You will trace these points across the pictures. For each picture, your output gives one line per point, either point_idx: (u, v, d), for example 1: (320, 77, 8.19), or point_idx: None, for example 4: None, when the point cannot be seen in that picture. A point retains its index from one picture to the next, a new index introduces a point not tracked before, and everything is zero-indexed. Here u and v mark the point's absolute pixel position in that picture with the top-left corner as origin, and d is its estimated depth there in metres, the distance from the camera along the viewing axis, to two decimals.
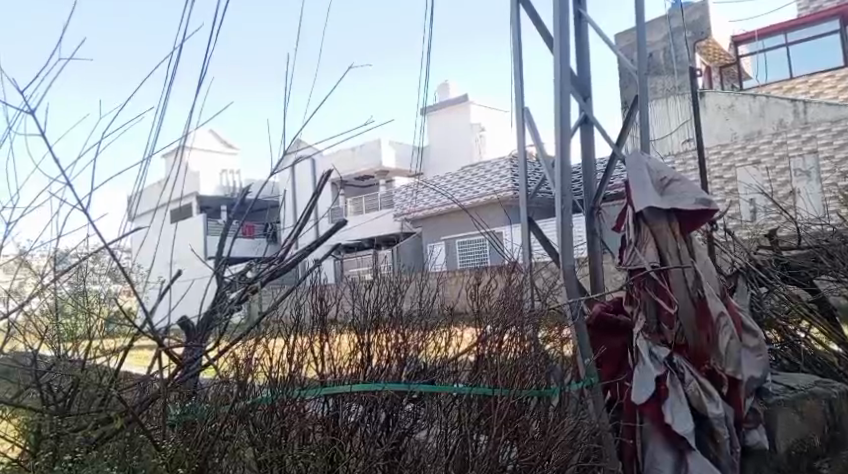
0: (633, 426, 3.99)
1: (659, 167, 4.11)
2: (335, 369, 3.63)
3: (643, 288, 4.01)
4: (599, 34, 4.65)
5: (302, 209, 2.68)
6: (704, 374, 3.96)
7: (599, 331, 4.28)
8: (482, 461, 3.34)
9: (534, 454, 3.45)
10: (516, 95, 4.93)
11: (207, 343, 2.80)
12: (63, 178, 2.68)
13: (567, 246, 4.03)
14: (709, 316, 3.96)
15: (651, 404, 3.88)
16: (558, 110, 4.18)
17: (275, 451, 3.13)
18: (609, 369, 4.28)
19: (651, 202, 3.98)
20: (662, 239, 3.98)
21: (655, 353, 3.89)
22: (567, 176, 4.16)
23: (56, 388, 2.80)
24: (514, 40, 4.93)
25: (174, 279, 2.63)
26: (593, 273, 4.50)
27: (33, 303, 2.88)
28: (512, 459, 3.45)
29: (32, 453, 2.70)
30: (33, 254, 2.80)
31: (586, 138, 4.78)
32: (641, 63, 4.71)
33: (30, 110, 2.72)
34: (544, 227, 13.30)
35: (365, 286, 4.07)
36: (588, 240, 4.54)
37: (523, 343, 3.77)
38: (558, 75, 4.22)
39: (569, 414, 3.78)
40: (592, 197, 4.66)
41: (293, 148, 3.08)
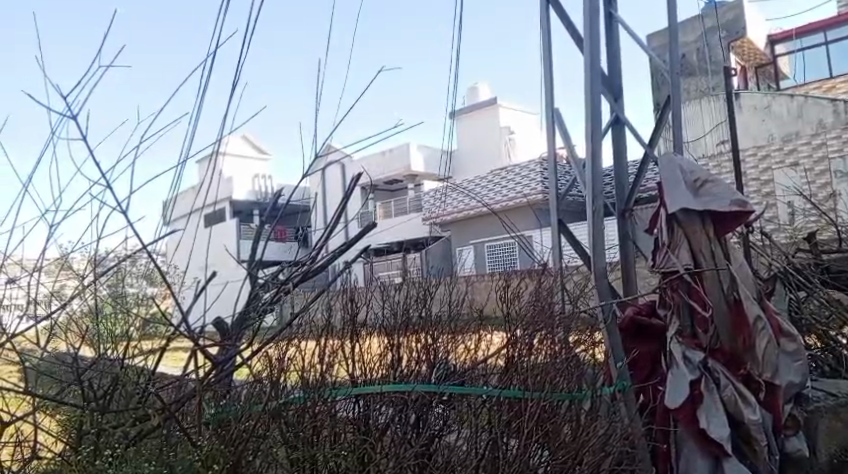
0: (667, 431, 3.96)
1: (692, 168, 4.07)
2: (365, 368, 3.74)
3: (676, 291, 4.01)
4: (630, 34, 4.65)
5: (333, 213, 2.74)
6: (741, 379, 3.91)
7: (630, 335, 4.30)
8: (513, 463, 3.35)
9: (566, 457, 3.42)
10: (546, 97, 4.95)
11: (242, 345, 2.85)
12: (104, 181, 2.77)
13: (599, 246, 4.02)
14: (746, 319, 3.89)
15: (686, 409, 3.84)
16: (588, 111, 4.19)
17: (308, 450, 3.25)
18: (643, 371, 4.26)
19: (684, 203, 3.97)
20: (695, 240, 3.97)
21: (690, 357, 3.89)
22: (598, 179, 4.16)
23: (97, 385, 2.88)
24: (543, 41, 4.94)
25: (208, 280, 2.70)
26: (625, 275, 4.54)
27: (75, 303, 2.95)
28: (544, 462, 3.42)
29: (75, 448, 2.80)
30: (73, 256, 2.88)
31: (617, 140, 4.78)
32: (673, 63, 4.69)
33: (72, 115, 2.82)
34: (576, 229, 13.26)
35: (395, 288, 4.25)
36: (620, 243, 4.53)
37: (553, 346, 3.74)
38: (588, 75, 4.23)
39: (600, 417, 3.74)
40: (624, 199, 4.64)
41: (324, 152, 3.14)
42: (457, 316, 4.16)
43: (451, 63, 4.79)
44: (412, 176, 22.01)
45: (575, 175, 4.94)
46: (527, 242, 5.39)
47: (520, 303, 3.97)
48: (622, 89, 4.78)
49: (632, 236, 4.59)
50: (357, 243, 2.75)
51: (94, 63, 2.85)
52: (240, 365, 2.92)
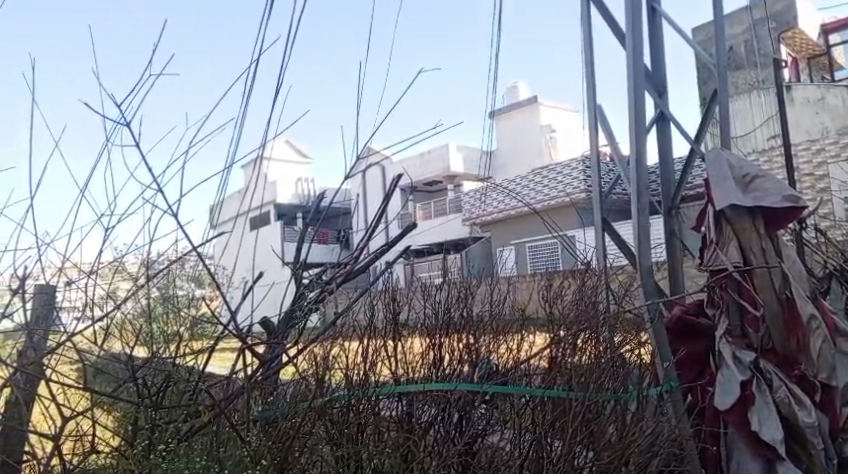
0: (717, 432, 3.93)
1: (741, 164, 4.06)
2: (407, 365, 3.82)
3: (725, 290, 3.96)
4: (675, 28, 4.62)
5: (373, 215, 2.79)
6: (795, 380, 3.84)
7: (677, 334, 4.25)
8: (559, 463, 3.30)
9: (611, 457, 3.37)
10: (588, 94, 4.94)
11: (288, 343, 2.94)
12: (155, 185, 2.88)
13: (645, 243, 3.96)
14: (799, 319, 3.83)
15: (736, 410, 3.81)
16: (632, 106, 4.14)
17: (352, 447, 3.30)
18: (691, 371, 4.21)
19: (733, 199, 3.91)
20: (745, 238, 3.91)
21: (740, 357, 3.83)
22: (643, 175, 4.08)
23: (150, 382, 3.00)
24: (585, 39, 4.94)
25: (254, 281, 2.79)
26: (672, 276, 4.48)
27: (129, 303, 3.06)
28: (589, 462, 3.38)
29: (130, 443, 2.91)
30: (126, 259, 3.02)
31: (662, 136, 4.73)
32: (720, 57, 4.64)
33: (126, 122, 2.95)
34: (619, 228, 13.10)
35: (436, 287, 4.42)
36: (666, 242, 4.48)
37: (598, 346, 3.72)
38: (632, 71, 4.18)
39: (646, 417, 3.71)
40: (670, 197, 4.57)
41: (365, 154, 3.21)
42: (498, 316, 4.22)
43: (492, 63, 4.78)
44: (453, 177, 22.03)
45: (619, 173, 4.91)
46: (570, 241, 5.38)
47: (561, 305, 4.02)
48: (666, 84, 4.73)
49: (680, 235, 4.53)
50: (398, 243, 2.80)
51: (146, 70, 2.98)
52: (285, 363, 3.01)
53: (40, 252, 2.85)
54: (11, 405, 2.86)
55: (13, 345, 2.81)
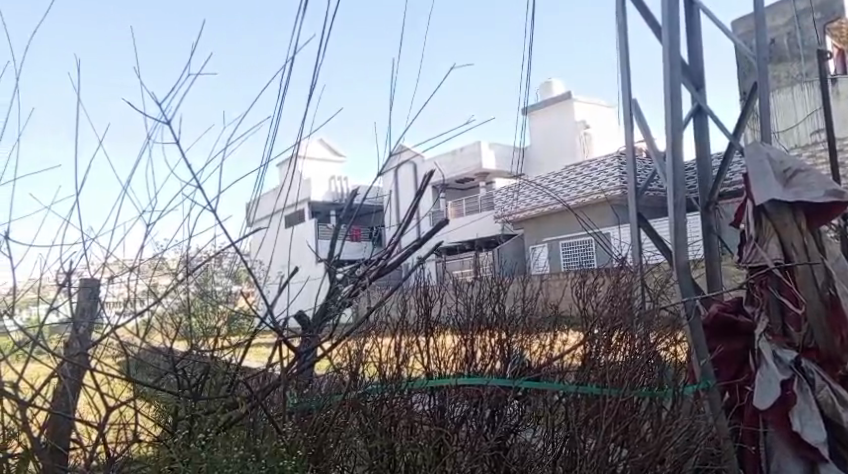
0: (755, 431, 3.92)
1: (782, 159, 3.92)
2: (438, 360, 3.87)
3: (765, 287, 3.91)
4: (715, 23, 4.58)
5: (405, 211, 2.84)
6: (838, 380, 3.81)
7: (714, 331, 4.17)
8: (591, 459, 3.33)
9: (646, 456, 3.39)
10: (623, 88, 4.90)
11: (322, 337, 3.00)
12: (194, 182, 2.95)
13: (681, 240, 3.83)
14: (844, 317, 3.77)
15: (777, 411, 3.75)
16: (668, 98, 4.00)
17: (386, 439, 3.31)
18: (729, 370, 4.15)
19: (772, 194, 3.83)
20: (787, 235, 3.83)
21: (781, 356, 3.79)
22: (679, 170, 3.95)
23: (189, 374, 3.07)
24: (620, 35, 4.91)
25: (288, 276, 2.92)
26: (710, 272, 4.44)
27: (167, 299, 3.13)
28: (623, 459, 3.42)
29: (171, 432, 3.04)
30: (167, 253, 3.11)
31: (700, 131, 4.68)
32: (760, 50, 4.56)
33: (166, 120, 3.03)
34: (655, 225, 12.94)
35: (469, 284, 4.55)
36: (704, 240, 4.42)
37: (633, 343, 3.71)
38: (668, 65, 4.03)
39: (682, 415, 3.68)
40: (708, 193, 4.43)
41: (397, 151, 3.26)
42: (531, 314, 4.25)
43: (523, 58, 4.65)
44: (486, 174, 21.99)
45: (655, 169, 4.85)
46: (605, 239, 5.35)
47: (596, 302, 4.02)
48: (704, 77, 4.65)
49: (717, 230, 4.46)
50: (430, 239, 2.84)
51: (185, 69, 3.06)
52: (319, 357, 3.07)
53: (85, 248, 3.01)
54: (59, 395, 2.96)
55: (59, 338, 2.92)
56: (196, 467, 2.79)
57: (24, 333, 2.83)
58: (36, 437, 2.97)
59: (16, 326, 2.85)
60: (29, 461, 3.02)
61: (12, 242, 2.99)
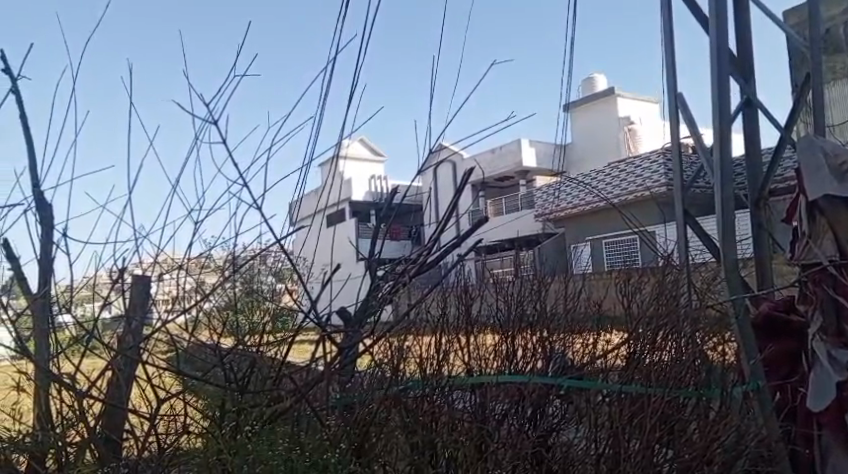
0: (809, 434, 3.84)
1: (837, 151, 3.77)
2: (480, 358, 3.99)
3: (819, 285, 3.75)
4: (766, 14, 4.51)
5: (445, 210, 2.88)
6: None
7: (764, 332, 4.06)
8: (637, 458, 3.36)
9: (692, 456, 3.41)
10: (669, 82, 4.82)
11: (363, 333, 3.05)
12: (240, 180, 3.05)
13: (729, 238, 3.64)
14: None
15: (832, 413, 3.70)
16: (716, 90, 3.83)
17: (427, 435, 3.41)
18: (780, 371, 4.09)
19: (827, 189, 3.72)
20: (842, 231, 3.67)
21: (836, 357, 3.67)
22: (728, 165, 3.73)
23: (236, 368, 3.10)
24: (666, 27, 4.82)
25: (330, 273, 3.02)
26: (760, 271, 4.29)
27: (214, 297, 3.21)
28: (669, 459, 3.42)
29: (218, 424, 3.08)
30: (214, 250, 3.25)
31: (750, 123, 4.56)
32: (814, 40, 4.44)
33: (213, 120, 3.13)
34: (702, 221, 12.68)
35: (509, 283, 4.53)
36: (754, 238, 4.24)
37: (680, 346, 3.67)
38: (714, 54, 3.85)
39: (733, 416, 3.62)
40: (758, 190, 4.31)
41: (437, 148, 3.31)
42: (573, 313, 4.26)
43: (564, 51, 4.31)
44: (528, 172, 21.88)
45: (702, 164, 4.76)
46: (650, 236, 5.27)
47: (640, 301, 4.00)
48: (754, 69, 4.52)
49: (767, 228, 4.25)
50: (469, 237, 2.87)
51: (233, 72, 3.19)
52: (359, 353, 3.12)
53: (137, 245, 3.14)
54: (113, 387, 3.10)
55: (111, 334, 3.06)
56: (244, 457, 2.94)
57: (80, 328, 3.00)
58: (93, 426, 3.14)
59: (74, 321, 3.00)
60: (86, 450, 3.17)
61: (69, 240, 3.15)
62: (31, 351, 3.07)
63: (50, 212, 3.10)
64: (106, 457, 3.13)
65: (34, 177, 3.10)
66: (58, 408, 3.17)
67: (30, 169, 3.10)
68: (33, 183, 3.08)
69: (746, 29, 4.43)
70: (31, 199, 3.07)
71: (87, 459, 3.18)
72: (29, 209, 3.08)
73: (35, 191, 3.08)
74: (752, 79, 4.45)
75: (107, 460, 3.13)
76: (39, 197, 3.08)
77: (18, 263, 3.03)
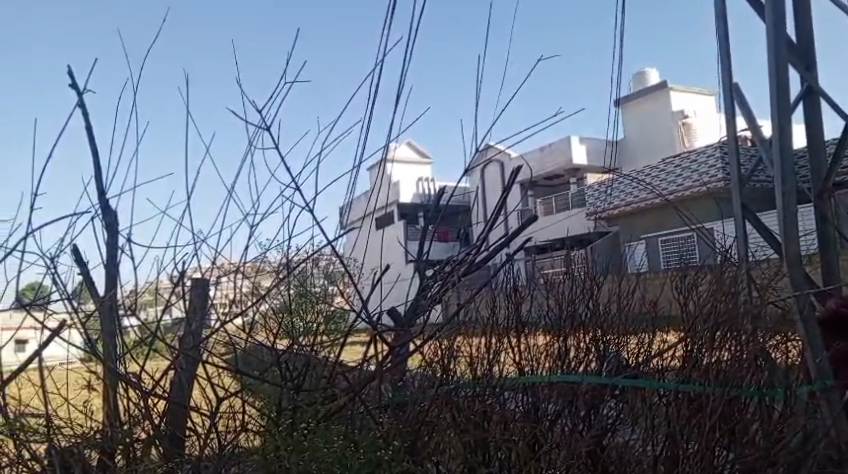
0: None
1: None
2: (533, 358, 4.06)
3: None
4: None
5: (493, 208, 2.93)
6: None
7: (829, 330, 3.67)
8: (695, 460, 3.34)
9: (756, 457, 3.38)
10: (724, 73, 4.70)
11: (414, 332, 3.11)
12: (292, 184, 3.15)
13: (792, 232, 3.53)
14: None
15: None
16: (774, 79, 3.72)
17: (479, 435, 3.40)
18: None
19: None
20: None
21: None
22: (788, 156, 3.62)
23: (292, 367, 3.22)
24: (720, 16, 4.70)
25: (380, 274, 3.12)
26: (825, 266, 4.13)
27: (271, 298, 3.37)
28: (730, 461, 3.38)
29: (275, 422, 3.19)
30: (269, 254, 3.42)
31: (812, 112, 4.40)
32: None
33: (266, 126, 3.23)
34: (763, 216, 12.28)
35: (561, 281, 4.52)
36: (819, 232, 4.10)
37: (741, 349, 3.46)
38: (772, 43, 3.75)
39: (797, 416, 3.50)
40: (821, 182, 4.16)
41: (483, 148, 3.35)
42: (627, 311, 4.23)
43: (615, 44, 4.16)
44: (578, 170, 21.66)
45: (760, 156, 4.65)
46: (706, 232, 5.16)
47: (696, 297, 3.88)
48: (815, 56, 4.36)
49: (833, 222, 4.11)
50: (519, 235, 2.88)
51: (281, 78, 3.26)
52: (410, 353, 3.19)
53: (196, 249, 3.30)
54: (175, 385, 3.24)
55: (173, 336, 3.21)
56: (300, 453, 3.08)
57: (145, 329, 3.16)
58: (157, 423, 3.28)
59: (138, 323, 3.13)
60: (151, 447, 3.31)
61: (134, 244, 3.29)
62: (100, 351, 3.16)
63: (114, 217, 3.24)
64: (170, 453, 3.28)
65: (100, 186, 3.25)
66: (126, 406, 3.29)
67: (95, 178, 3.24)
68: (99, 192, 3.23)
69: (805, 16, 4.30)
70: (96, 206, 3.21)
71: (153, 455, 3.32)
72: (95, 216, 3.21)
73: (100, 198, 3.23)
74: (813, 66, 4.30)
75: (170, 457, 3.28)
76: (104, 203, 3.23)
77: (87, 268, 3.16)
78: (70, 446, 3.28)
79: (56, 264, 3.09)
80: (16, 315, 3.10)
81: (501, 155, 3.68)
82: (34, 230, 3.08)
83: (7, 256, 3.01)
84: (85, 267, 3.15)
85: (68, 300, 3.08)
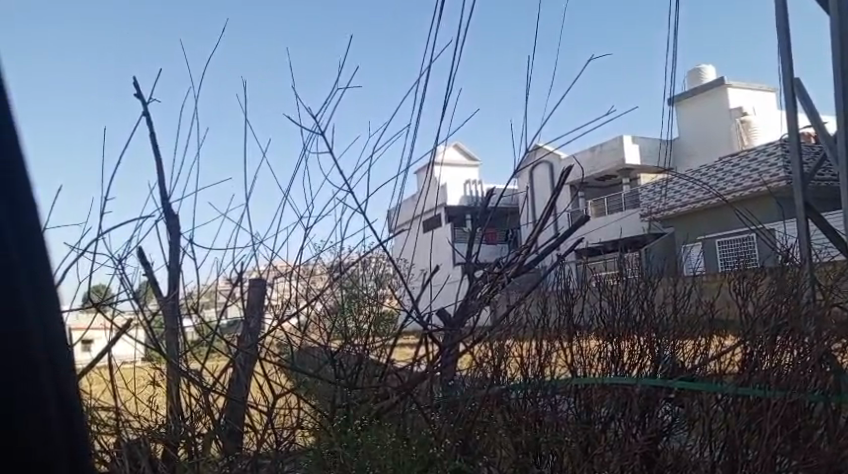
0: None
1: None
2: (585, 361, 4.12)
3: None
4: None
5: (543, 210, 2.97)
6: None
7: None
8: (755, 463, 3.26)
9: (821, 464, 3.24)
10: (785, 67, 4.59)
11: (464, 333, 3.15)
12: (344, 187, 3.24)
13: None
14: None
15: None
16: (839, 71, 3.62)
17: (531, 436, 3.46)
18: None
19: None
20: None
21: None
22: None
23: (345, 365, 3.31)
24: (781, 10, 4.59)
25: (429, 275, 3.29)
26: None
27: (325, 299, 3.42)
28: (794, 467, 3.27)
29: (329, 419, 3.30)
30: (323, 255, 3.51)
31: None
32: None
33: (320, 131, 3.33)
34: (828, 215, 11.88)
35: (615, 279, 4.48)
36: None
37: (802, 353, 3.35)
38: (838, 35, 3.65)
39: None
40: None
41: (533, 149, 3.34)
42: (681, 311, 4.13)
43: (671, 41, 4.11)
44: (630, 170, 21.34)
45: (823, 152, 4.52)
46: (766, 231, 5.05)
47: (757, 300, 3.79)
48: None
49: None
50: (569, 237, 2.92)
51: (336, 87, 3.39)
52: (460, 353, 3.25)
53: (253, 250, 3.42)
54: (233, 382, 3.33)
55: (231, 335, 3.31)
56: (354, 450, 3.19)
57: (205, 328, 3.28)
58: (217, 418, 3.38)
59: (198, 321, 3.26)
60: (212, 441, 3.43)
61: (195, 245, 3.42)
62: (164, 349, 3.28)
63: (176, 220, 3.37)
64: (228, 448, 3.37)
65: (163, 190, 3.39)
66: (187, 401, 3.43)
67: (159, 183, 3.39)
68: (162, 195, 3.37)
69: None
70: (160, 210, 3.35)
71: (213, 450, 3.44)
72: (159, 219, 3.35)
73: (163, 202, 3.37)
74: None
75: (230, 451, 3.37)
76: (168, 207, 3.37)
77: (151, 270, 3.30)
78: (137, 438, 3.46)
79: (123, 266, 3.24)
80: (86, 314, 3.21)
81: (551, 154, 3.64)
82: (104, 233, 3.23)
83: (79, 257, 3.17)
84: (149, 268, 3.29)
85: (134, 300, 3.23)
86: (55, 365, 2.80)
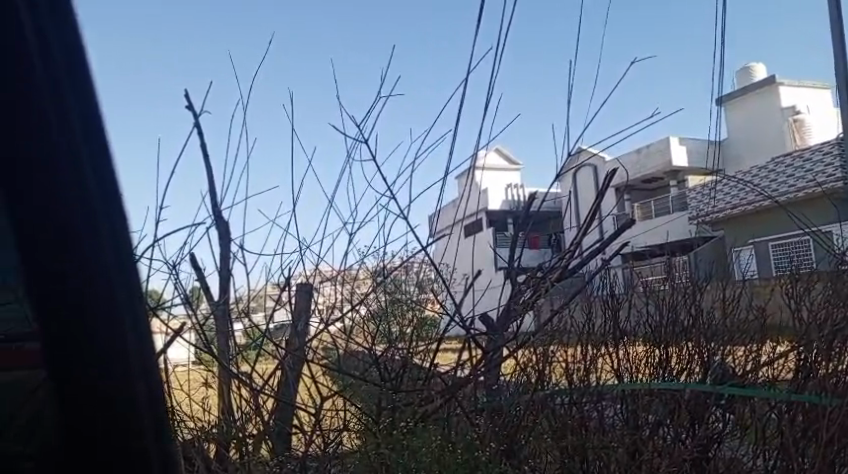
0: None
1: None
2: (632, 366, 4.08)
3: None
4: None
5: (587, 214, 2.97)
6: None
7: None
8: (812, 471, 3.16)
9: None
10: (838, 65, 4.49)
11: (507, 337, 3.17)
12: (388, 193, 3.29)
13: None
14: None
15: None
16: None
17: (577, 441, 3.43)
18: None
19: None
20: None
21: None
22: None
23: (389, 368, 3.32)
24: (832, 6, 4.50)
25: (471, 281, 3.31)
26: None
27: (368, 303, 3.55)
28: None
29: (375, 421, 3.31)
30: (367, 260, 3.64)
31: None
32: None
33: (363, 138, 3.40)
34: None
35: (661, 282, 4.45)
36: None
37: None
38: None
39: None
40: None
41: (576, 151, 3.32)
42: (732, 317, 4.06)
43: (718, 40, 4.05)
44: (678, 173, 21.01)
45: None
46: (820, 232, 4.94)
47: (811, 304, 3.69)
48: None
49: None
50: (613, 241, 2.91)
51: (377, 96, 3.48)
52: (504, 358, 3.23)
53: (300, 256, 3.50)
54: (282, 384, 3.41)
55: (280, 339, 3.39)
56: (400, 453, 3.17)
57: (253, 333, 3.41)
58: (267, 419, 3.46)
59: (250, 323, 3.41)
60: (262, 442, 3.53)
61: (245, 252, 3.52)
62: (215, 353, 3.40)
63: (227, 227, 3.47)
64: (278, 448, 3.48)
65: (215, 198, 3.49)
66: (238, 403, 3.52)
67: (210, 191, 3.49)
68: (213, 203, 3.48)
69: None
70: (211, 216, 3.46)
71: (264, 451, 3.55)
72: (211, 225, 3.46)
73: (214, 209, 3.48)
74: None
75: (280, 451, 3.48)
76: (218, 215, 3.47)
77: (203, 275, 3.41)
78: (191, 438, 3.57)
79: (177, 271, 3.36)
80: None
81: (595, 159, 3.65)
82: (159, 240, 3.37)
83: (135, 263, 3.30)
84: (201, 274, 3.40)
85: (186, 304, 3.37)
86: (142, 351, 2.97)
